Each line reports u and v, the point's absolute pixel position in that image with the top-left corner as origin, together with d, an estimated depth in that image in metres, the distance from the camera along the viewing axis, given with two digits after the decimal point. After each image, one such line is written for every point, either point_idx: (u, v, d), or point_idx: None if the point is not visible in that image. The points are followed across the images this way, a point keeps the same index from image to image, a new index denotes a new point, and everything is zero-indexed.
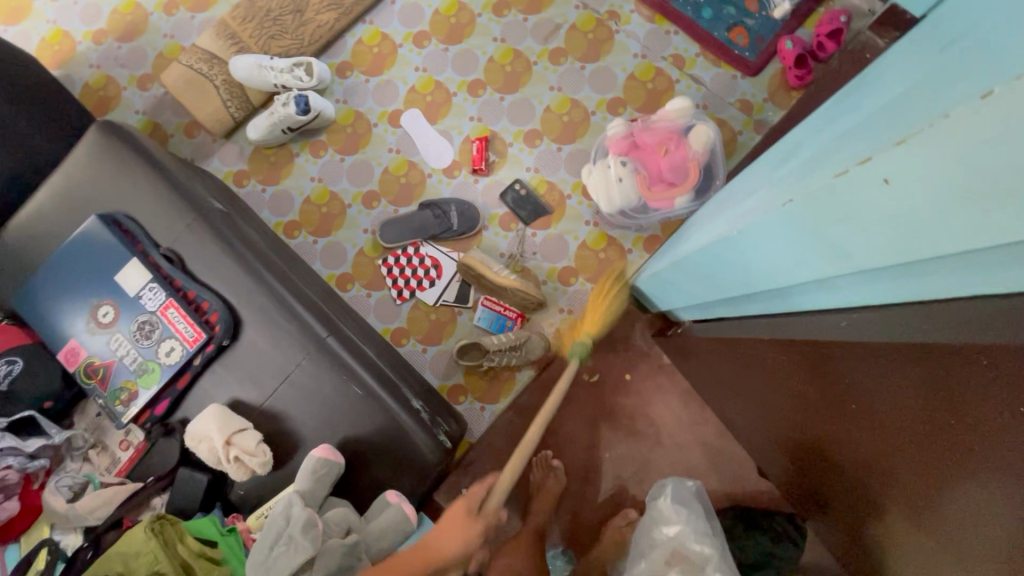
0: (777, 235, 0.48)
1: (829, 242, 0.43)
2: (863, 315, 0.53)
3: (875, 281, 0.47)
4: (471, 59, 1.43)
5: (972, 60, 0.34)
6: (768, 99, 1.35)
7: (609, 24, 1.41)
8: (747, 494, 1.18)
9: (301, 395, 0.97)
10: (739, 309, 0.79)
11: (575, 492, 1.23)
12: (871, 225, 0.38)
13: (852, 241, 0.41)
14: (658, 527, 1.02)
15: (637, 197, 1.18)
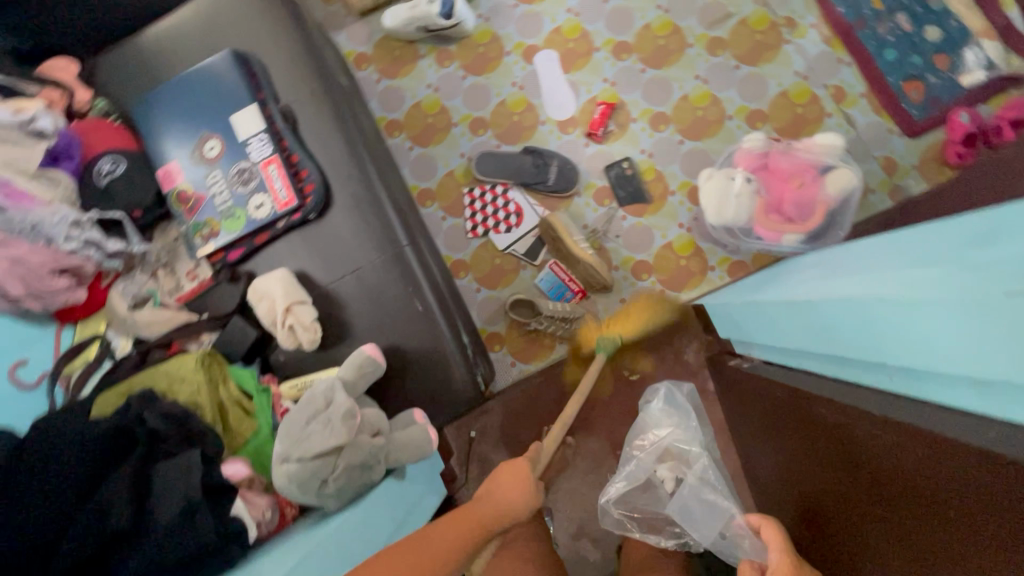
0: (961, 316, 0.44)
1: None
2: (971, 420, 0.50)
3: None
4: (627, 19, 1.36)
5: None
6: (916, 167, 1.25)
7: (781, 31, 1.31)
8: None
9: (364, 292, 0.98)
10: (831, 370, 0.76)
11: (573, 473, 1.24)
12: None
13: None
14: (649, 429, 1.13)
15: (750, 219, 1.12)
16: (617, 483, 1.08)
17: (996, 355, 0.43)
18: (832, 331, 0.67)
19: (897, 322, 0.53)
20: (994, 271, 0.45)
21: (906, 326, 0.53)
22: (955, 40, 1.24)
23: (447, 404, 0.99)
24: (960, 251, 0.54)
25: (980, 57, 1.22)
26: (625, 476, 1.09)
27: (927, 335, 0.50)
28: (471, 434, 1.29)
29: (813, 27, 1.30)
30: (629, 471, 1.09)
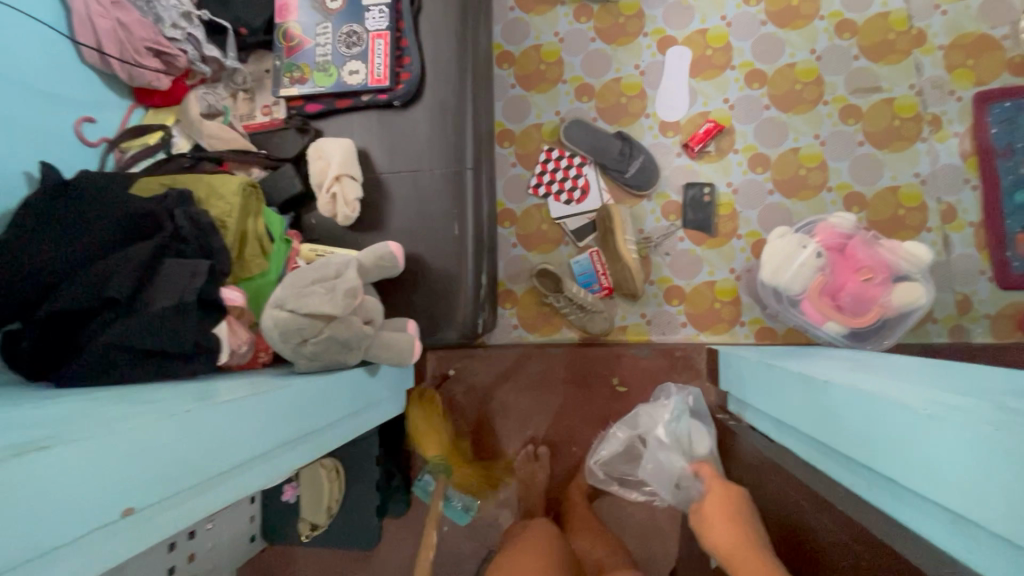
0: (980, 455, 0.42)
1: None
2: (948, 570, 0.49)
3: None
4: (776, 51, 1.29)
5: None
6: (989, 317, 1.18)
7: (923, 127, 1.23)
8: None
9: (412, 195, 0.99)
10: (814, 461, 0.74)
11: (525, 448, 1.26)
12: None
13: None
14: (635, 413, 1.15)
15: (802, 292, 1.07)
16: (600, 451, 1.17)
17: (990, 503, 0.42)
18: (832, 420, 0.65)
19: (902, 435, 0.52)
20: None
21: (908, 443, 0.51)
22: None
23: (440, 330, 1.00)
24: (1001, 400, 0.52)
25: None
26: (605, 446, 1.17)
27: (924, 458, 0.48)
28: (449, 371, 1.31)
29: (957, 137, 1.22)
30: (609, 440, 1.16)
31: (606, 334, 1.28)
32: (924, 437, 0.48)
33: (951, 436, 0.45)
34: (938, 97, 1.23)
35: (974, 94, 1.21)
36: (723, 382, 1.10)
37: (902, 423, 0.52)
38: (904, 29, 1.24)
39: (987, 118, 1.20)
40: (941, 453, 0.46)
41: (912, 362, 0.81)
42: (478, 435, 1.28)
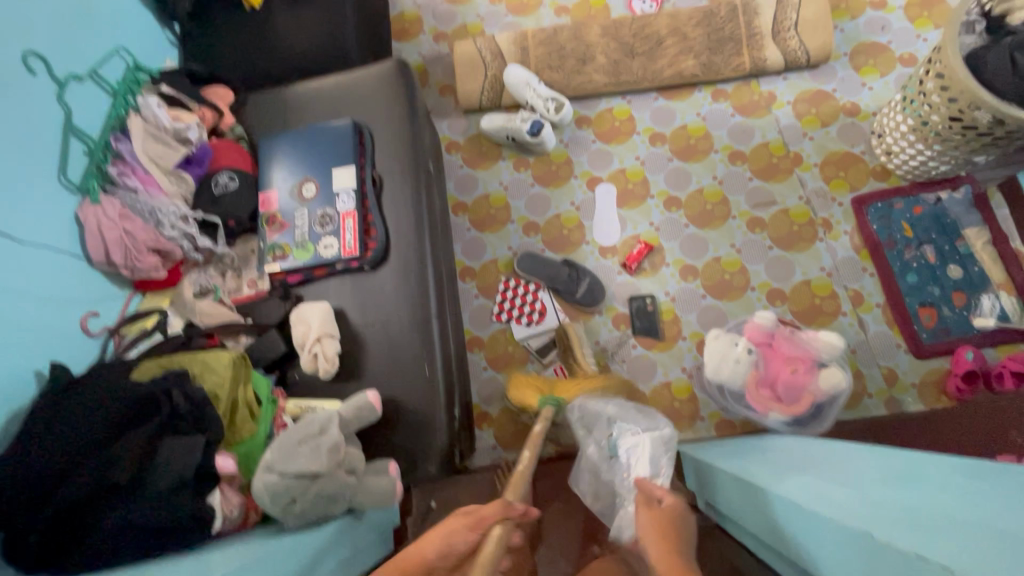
0: (846, 545, 0.53)
1: None
2: None
3: None
4: (684, 180, 1.54)
5: None
6: (915, 385, 1.32)
7: (818, 229, 1.45)
8: None
9: (385, 343, 1.11)
10: (772, 556, 0.82)
11: None
12: None
13: None
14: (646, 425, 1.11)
15: (744, 385, 1.20)
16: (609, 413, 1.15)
17: None
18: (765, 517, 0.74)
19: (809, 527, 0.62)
20: (873, 515, 0.53)
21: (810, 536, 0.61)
22: (975, 284, 1.34)
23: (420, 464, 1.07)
24: (881, 488, 0.62)
25: (995, 305, 1.32)
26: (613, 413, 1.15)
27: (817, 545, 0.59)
28: (435, 501, 1.35)
29: (847, 234, 1.43)
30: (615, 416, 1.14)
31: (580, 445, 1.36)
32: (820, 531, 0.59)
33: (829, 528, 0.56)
34: (823, 204, 1.46)
35: (851, 199, 1.45)
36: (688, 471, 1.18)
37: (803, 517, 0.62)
38: (782, 154, 1.52)
39: (866, 217, 1.43)
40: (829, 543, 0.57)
41: (837, 447, 0.92)
42: None
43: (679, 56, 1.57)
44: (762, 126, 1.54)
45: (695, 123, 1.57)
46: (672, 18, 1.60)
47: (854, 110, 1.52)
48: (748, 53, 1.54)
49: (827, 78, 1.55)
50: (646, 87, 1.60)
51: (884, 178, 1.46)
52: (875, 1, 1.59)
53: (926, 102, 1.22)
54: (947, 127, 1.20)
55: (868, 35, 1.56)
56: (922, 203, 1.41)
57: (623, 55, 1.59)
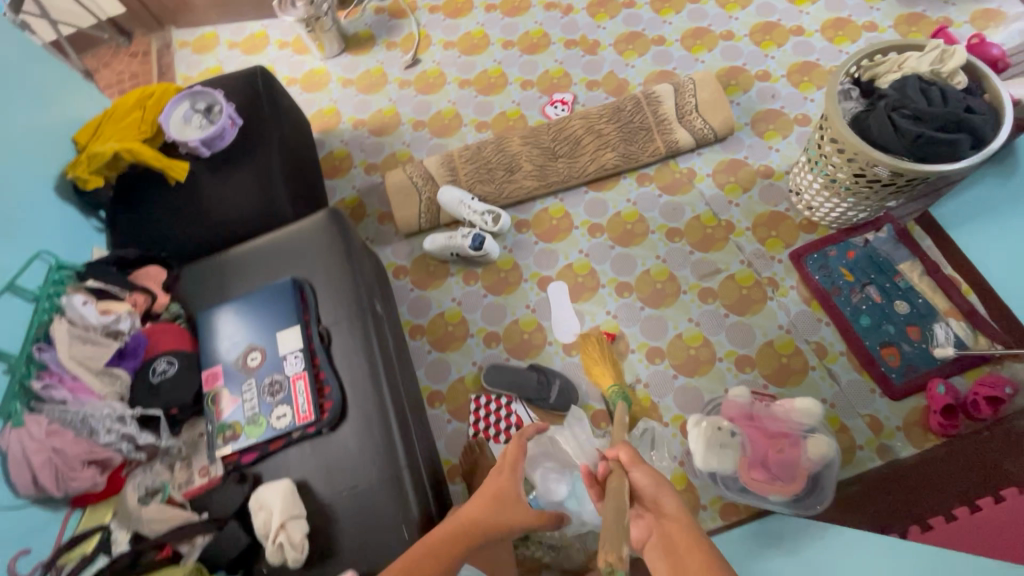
0: None
1: None
2: None
3: None
4: (630, 264, 1.57)
5: None
6: (901, 428, 1.31)
7: (766, 289, 1.48)
8: None
9: (355, 509, 1.03)
10: None
11: None
12: None
13: None
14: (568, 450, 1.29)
15: (734, 471, 1.16)
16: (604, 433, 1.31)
17: None
18: None
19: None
20: None
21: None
22: (925, 315, 1.38)
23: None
24: None
25: (949, 332, 1.35)
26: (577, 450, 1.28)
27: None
28: None
29: (794, 289, 1.47)
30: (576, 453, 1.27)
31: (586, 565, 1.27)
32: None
33: None
34: (764, 264, 1.51)
35: (788, 255, 1.51)
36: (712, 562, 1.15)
37: None
38: (714, 223, 1.58)
39: (806, 269, 1.48)
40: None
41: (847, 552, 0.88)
42: None
43: (598, 151, 1.67)
44: (690, 201, 1.62)
45: (627, 208, 1.64)
46: (584, 119, 1.72)
47: (768, 172, 1.62)
48: (659, 138, 1.65)
49: (736, 148, 1.66)
50: (575, 183, 1.67)
51: (813, 230, 1.53)
52: (760, 75, 1.75)
53: (828, 162, 1.31)
54: (854, 182, 1.28)
55: (762, 104, 1.71)
56: (855, 247, 1.47)
57: (547, 159, 1.68)
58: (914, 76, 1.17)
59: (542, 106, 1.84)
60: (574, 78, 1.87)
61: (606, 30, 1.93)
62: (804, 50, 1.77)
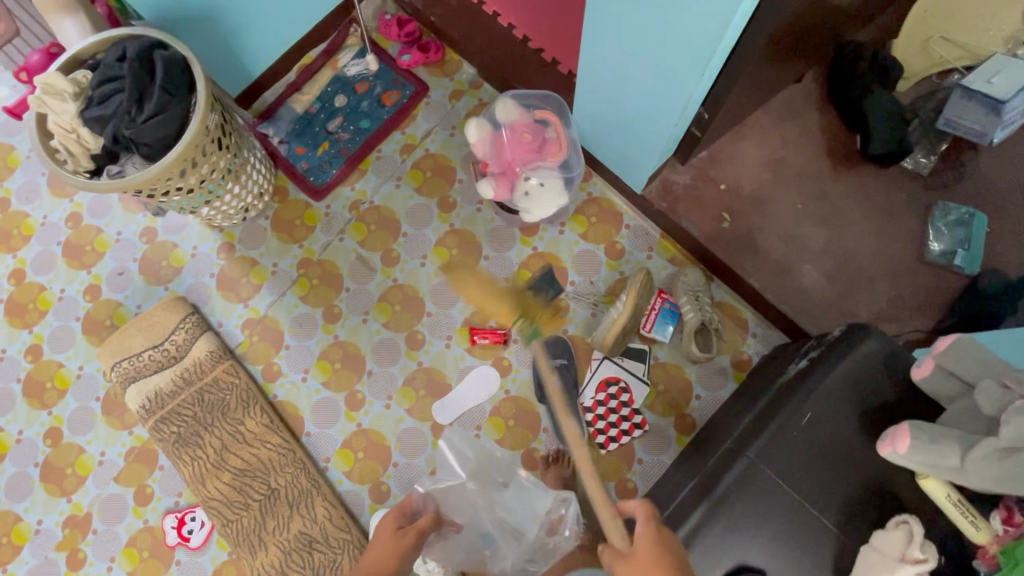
0: (677, 86, 0.93)
1: (697, 68, 0.87)
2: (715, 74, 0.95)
3: (704, 78, 0.89)
4: (383, 342, 1.37)
5: (681, 21, 0.81)
6: (452, 75, 1.52)
7: (364, 208, 1.45)
8: (827, 82, 1.32)
9: (810, 440, 0.89)
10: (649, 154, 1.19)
11: (843, 230, 1.27)
12: (696, 47, 0.83)
13: (700, 52, 0.84)
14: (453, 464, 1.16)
15: (555, 168, 1.26)
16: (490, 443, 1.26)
17: (684, 86, 0.93)
18: (645, 126, 1.10)
19: (685, 71, 0.90)
20: (652, 70, 0.94)
21: (696, 78, 0.89)
22: (341, 82, 1.52)
23: (856, 347, 0.93)
24: (622, 73, 1.01)
25: (352, 63, 1.52)
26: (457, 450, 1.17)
27: (723, 47, 0.83)
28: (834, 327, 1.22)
29: (356, 184, 1.47)
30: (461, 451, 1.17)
31: (691, 263, 1.35)
32: (700, 68, 0.87)
33: (672, 94, 0.96)
34: (338, 218, 1.45)
35: (318, 199, 1.46)
36: (640, 188, 1.30)
37: (649, 98, 1.01)
38: (306, 278, 1.41)
39: (330, 181, 1.46)
40: (702, 52, 0.83)
41: (589, 104, 1.17)
42: (871, 276, 1.24)
43: (248, 440, 1.27)
44: (286, 312, 1.39)
45: (314, 372, 1.35)
46: (206, 479, 1.25)
47: (227, 246, 1.44)
48: (214, 372, 1.32)
49: (202, 287, 1.41)
50: (304, 448, 1.29)
51: (283, 188, 1.47)
52: (94, 295, 1.43)
53: (205, 179, 1.20)
54: (225, 148, 1.20)
55: (138, 279, 1.43)
56: (291, 145, 1.48)
57: (280, 501, 1.24)
58: (84, 115, 1.05)
59: (192, 553, 1.27)
60: (139, 526, 1.29)
61: (43, 517, 1.31)
62: (49, 259, 1.45)
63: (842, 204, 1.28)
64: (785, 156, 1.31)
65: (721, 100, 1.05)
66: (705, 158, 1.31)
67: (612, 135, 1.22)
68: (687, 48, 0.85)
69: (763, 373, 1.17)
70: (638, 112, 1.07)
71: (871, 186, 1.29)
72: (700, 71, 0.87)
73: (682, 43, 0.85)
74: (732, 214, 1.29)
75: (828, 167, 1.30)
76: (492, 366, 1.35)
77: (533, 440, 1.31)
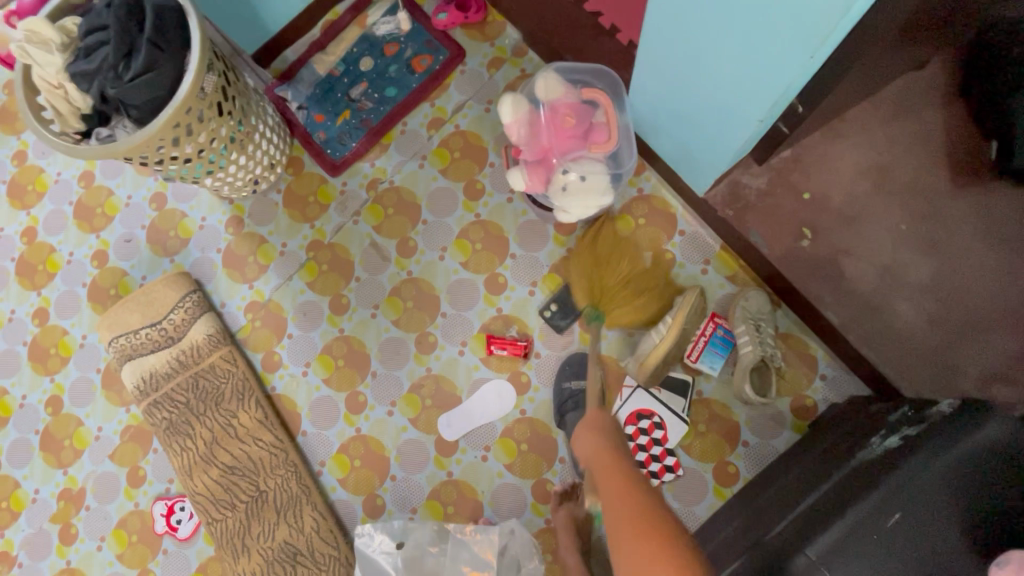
0: (771, 70, 0.71)
1: (803, 50, 0.64)
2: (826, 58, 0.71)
3: (811, 63, 0.66)
4: (390, 342, 1.23)
5: None
6: (494, 40, 1.31)
7: (382, 189, 1.30)
8: (963, 72, 1.03)
9: (894, 550, 0.68)
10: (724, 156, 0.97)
11: (958, 262, 1.01)
12: (806, 19, 0.60)
13: (810, 27, 0.61)
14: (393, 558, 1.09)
15: (602, 160, 1.04)
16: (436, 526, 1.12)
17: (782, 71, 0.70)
18: (720, 118, 0.87)
19: (785, 50, 0.66)
20: (737, 49, 0.72)
21: (803, 61, 0.66)
22: (369, 43, 1.35)
23: (970, 435, 0.72)
24: (696, 51, 0.78)
25: (383, 22, 1.35)
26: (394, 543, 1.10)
27: (852, 16, 0.59)
28: (931, 382, 0.98)
29: (375, 161, 1.31)
30: (398, 545, 1.10)
31: (756, 284, 1.13)
32: (813, 49, 0.64)
33: (762, 81, 0.74)
34: (354, 198, 1.30)
35: (334, 176, 1.31)
36: (704, 190, 1.08)
37: (730, 84, 0.79)
38: (315, 263, 1.29)
39: (348, 156, 1.31)
40: (818, 28, 0.60)
41: (652, 87, 0.95)
42: (988, 323, 0.99)
43: (240, 434, 1.19)
44: (291, 297, 1.28)
45: (316, 367, 1.24)
46: (194, 471, 1.18)
47: (235, 220, 1.33)
48: (211, 357, 1.23)
49: (207, 263, 1.31)
50: (298, 449, 1.20)
51: (298, 160, 1.33)
52: (100, 260, 1.36)
53: (204, 149, 1.07)
54: (227, 115, 1.06)
55: (145, 249, 1.35)
56: (310, 111, 1.33)
57: (267, 505, 1.17)
58: (68, 72, 0.93)
59: (180, 544, 1.22)
60: (129, 509, 1.24)
61: (40, 487, 1.28)
62: (59, 219, 1.38)
63: (962, 230, 1.02)
64: (892, 163, 1.04)
65: (825, 90, 0.81)
66: (787, 159, 1.08)
67: (676, 126, 1.00)
68: (796, 21, 0.61)
69: (833, 433, 0.96)
70: (712, 100, 0.85)
71: (1003, 209, 1.02)
72: (811, 51, 0.64)
73: (790, 14, 0.61)
74: (814, 230, 1.05)
75: (948, 181, 1.03)
76: (509, 380, 1.19)
77: (547, 471, 1.15)
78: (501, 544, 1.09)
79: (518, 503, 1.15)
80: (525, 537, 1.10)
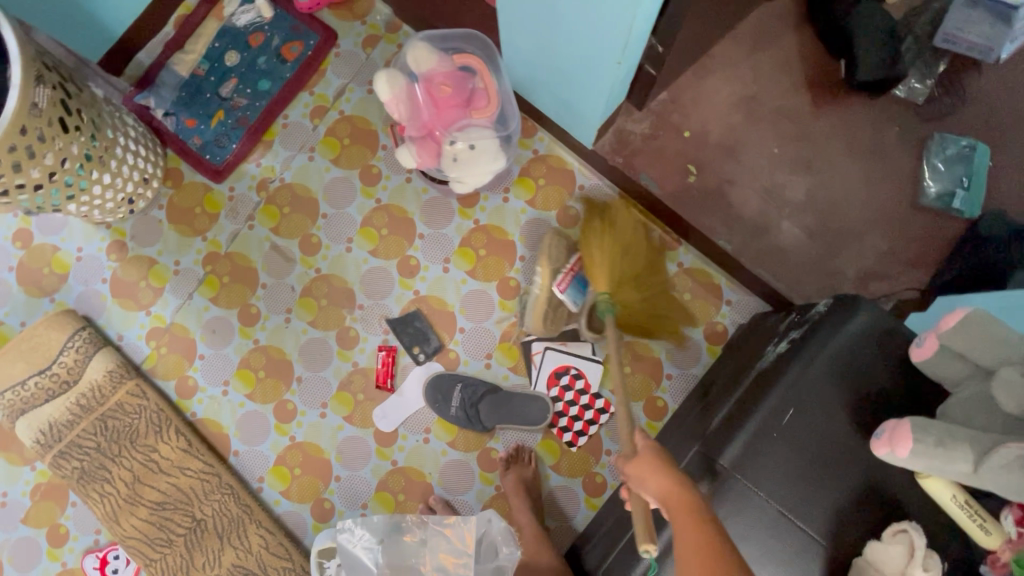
0: (611, 19, 0.73)
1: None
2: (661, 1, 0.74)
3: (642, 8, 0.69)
4: (311, 344, 1.19)
5: None
6: (365, 17, 1.26)
7: (275, 188, 1.24)
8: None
9: (793, 443, 0.76)
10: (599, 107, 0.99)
11: (826, 176, 1.09)
12: None
13: None
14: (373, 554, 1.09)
15: (487, 125, 1.04)
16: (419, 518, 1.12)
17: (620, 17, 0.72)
18: (585, 70, 0.89)
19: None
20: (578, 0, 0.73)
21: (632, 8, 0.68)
22: (231, 35, 1.26)
23: (846, 326, 0.79)
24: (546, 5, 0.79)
25: (242, 11, 1.26)
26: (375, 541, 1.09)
27: None
28: (818, 289, 1.07)
29: (261, 159, 1.25)
30: (379, 542, 1.09)
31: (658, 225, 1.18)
32: None
33: (607, 31, 0.76)
34: (245, 202, 1.24)
35: (219, 182, 1.24)
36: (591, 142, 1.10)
37: (582, 36, 0.80)
38: (215, 276, 1.22)
39: (230, 158, 1.23)
40: None
41: (519, 46, 0.95)
42: (859, 227, 1.08)
43: (165, 467, 1.13)
44: (195, 316, 1.20)
45: (236, 383, 1.18)
46: (120, 516, 1.12)
47: (118, 245, 1.22)
48: (116, 394, 1.15)
49: (94, 296, 1.21)
50: (231, 470, 1.15)
51: (177, 171, 1.25)
52: None
53: (54, 175, 0.97)
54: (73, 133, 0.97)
55: (17, 292, 1.22)
56: (179, 117, 1.24)
57: (208, 533, 1.13)
58: None
59: None
60: (57, 569, 1.15)
61: None
62: None
63: (827, 146, 1.10)
64: (759, 92, 1.11)
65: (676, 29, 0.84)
66: (665, 101, 1.11)
67: (551, 82, 1.01)
68: None
69: (742, 351, 1.03)
70: (572, 53, 0.86)
71: (859, 122, 1.10)
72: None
73: None
74: (699, 165, 1.11)
75: (809, 103, 1.11)
76: (439, 359, 1.19)
77: (489, 440, 1.17)
78: (478, 531, 1.10)
79: (466, 477, 1.16)
80: (501, 526, 1.10)
